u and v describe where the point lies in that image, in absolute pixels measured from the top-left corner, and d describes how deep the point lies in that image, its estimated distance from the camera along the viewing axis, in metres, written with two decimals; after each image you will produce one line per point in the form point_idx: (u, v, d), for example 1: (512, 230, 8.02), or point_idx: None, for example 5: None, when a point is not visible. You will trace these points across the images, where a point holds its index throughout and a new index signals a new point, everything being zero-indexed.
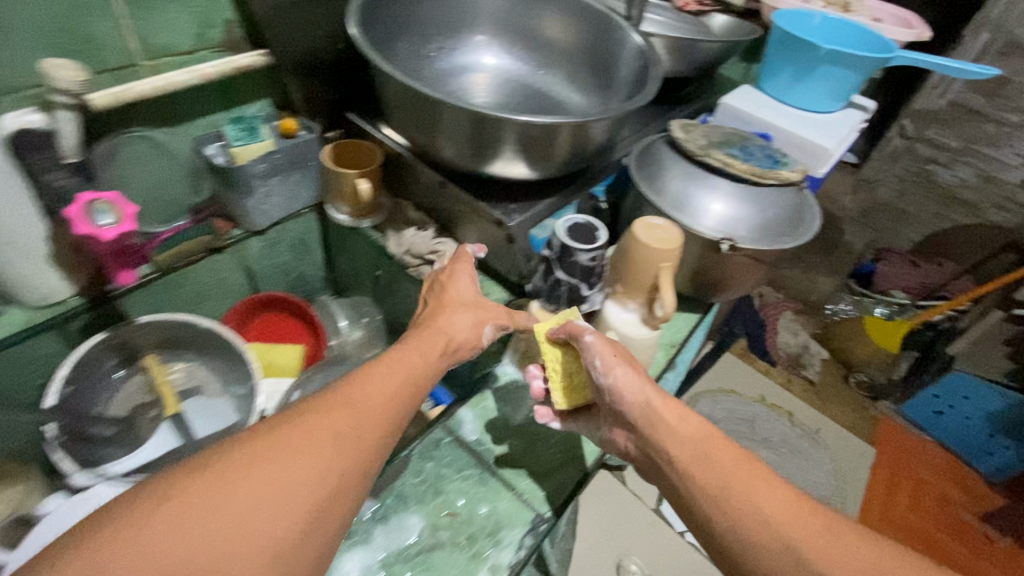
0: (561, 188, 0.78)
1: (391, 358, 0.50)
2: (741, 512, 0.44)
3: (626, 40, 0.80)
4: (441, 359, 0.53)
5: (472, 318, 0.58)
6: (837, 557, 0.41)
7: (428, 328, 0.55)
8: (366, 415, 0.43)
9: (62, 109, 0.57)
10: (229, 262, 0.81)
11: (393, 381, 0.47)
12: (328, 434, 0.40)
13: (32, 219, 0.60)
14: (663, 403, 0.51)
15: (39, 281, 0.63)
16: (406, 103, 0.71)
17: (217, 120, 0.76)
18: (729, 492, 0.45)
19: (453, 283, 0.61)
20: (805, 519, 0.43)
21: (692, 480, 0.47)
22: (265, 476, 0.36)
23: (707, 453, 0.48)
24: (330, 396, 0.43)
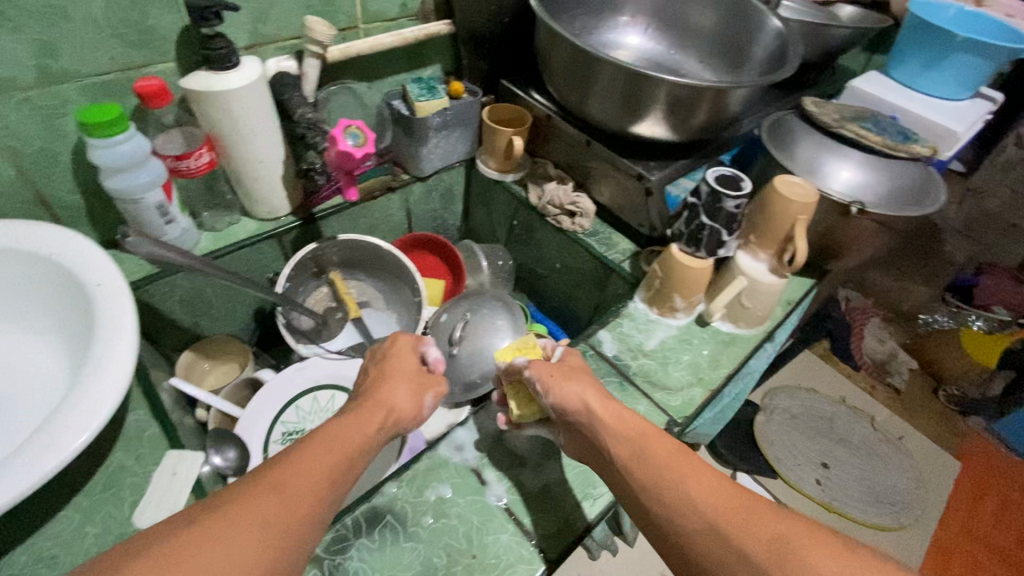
0: (694, 154, 0.87)
1: (326, 433, 0.48)
2: (668, 496, 0.48)
3: (765, 22, 0.86)
4: (380, 433, 0.52)
5: (412, 383, 0.59)
6: (745, 527, 0.44)
7: (369, 402, 0.55)
8: (299, 499, 0.40)
9: (311, 57, 0.73)
10: (396, 202, 0.96)
11: (330, 461, 0.44)
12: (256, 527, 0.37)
13: (278, 145, 0.74)
14: (607, 405, 0.57)
15: (271, 197, 0.78)
16: (571, 68, 0.82)
17: (401, 79, 0.90)
18: (661, 481, 0.49)
19: (396, 359, 0.62)
20: (725, 498, 0.47)
21: (628, 473, 0.52)
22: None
23: (642, 449, 0.52)
24: (259, 481, 0.40)
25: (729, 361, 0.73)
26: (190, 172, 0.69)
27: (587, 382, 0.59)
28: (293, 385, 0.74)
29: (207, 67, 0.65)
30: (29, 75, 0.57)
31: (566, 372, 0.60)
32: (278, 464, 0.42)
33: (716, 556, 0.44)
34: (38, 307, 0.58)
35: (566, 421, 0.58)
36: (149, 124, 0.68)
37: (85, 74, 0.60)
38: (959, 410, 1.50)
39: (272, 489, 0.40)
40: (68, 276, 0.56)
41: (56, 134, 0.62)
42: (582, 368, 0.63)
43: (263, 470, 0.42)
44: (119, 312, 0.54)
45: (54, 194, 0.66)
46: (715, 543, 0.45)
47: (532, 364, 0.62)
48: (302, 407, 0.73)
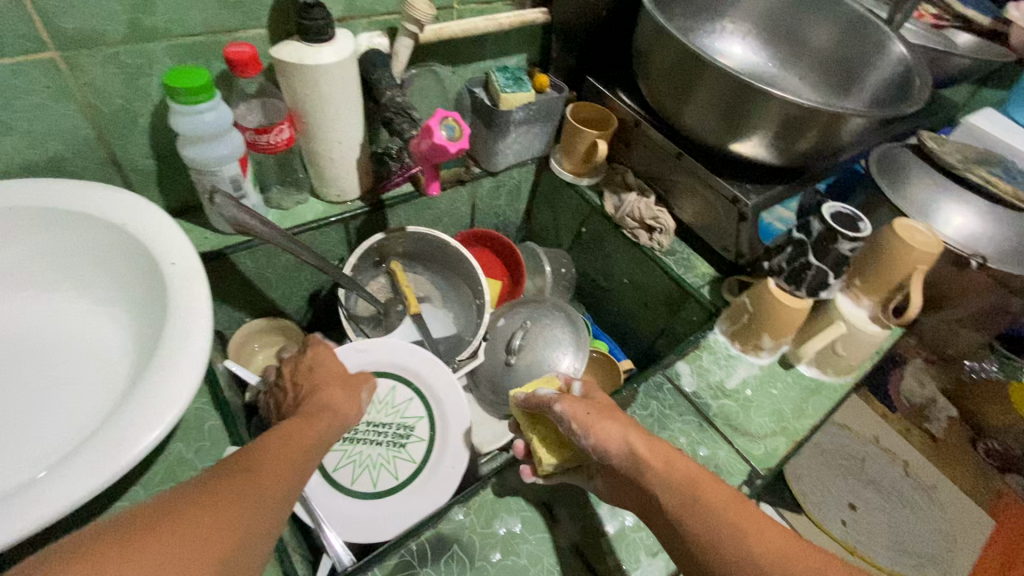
0: (797, 179, 0.81)
1: (279, 432, 0.44)
2: (728, 556, 0.41)
3: (887, 46, 0.78)
4: (331, 431, 0.48)
5: (343, 383, 0.54)
6: None
7: (312, 405, 0.50)
8: (252, 510, 0.36)
9: (405, 36, 0.67)
10: (464, 195, 0.91)
11: (281, 470, 0.40)
12: (208, 543, 0.32)
13: (359, 126, 0.70)
14: (656, 441, 0.48)
15: (344, 180, 0.74)
16: (673, 71, 0.76)
17: (486, 66, 0.84)
18: (720, 539, 0.41)
19: (323, 357, 0.57)
20: (795, 560, 0.40)
21: (679, 524, 0.43)
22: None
23: (696, 499, 0.43)
24: (214, 493, 0.35)
25: (815, 412, 0.68)
26: (269, 147, 0.65)
27: (630, 420, 0.50)
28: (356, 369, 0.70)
29: (300, 37, 0.60)
30: (120, 30, 0.53)
31: (607, 410, 0.51)
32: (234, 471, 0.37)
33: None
34: (114, 281, 0.56)
35: (611, 467, 0.48)
36: (232, 92, 0.64)
37: (176, 35, 0.56)
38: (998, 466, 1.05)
39: (230, 498, 0.35)
40: (143, 252, 0.53)
41: (138, 95, 0.58)
42: (610, 403, 0.53)
43: (208, 476, 0.37)
44: (193, 296, 0.51)
45: (128, 157, 0.62)
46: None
47: (562, 400, 0.51)
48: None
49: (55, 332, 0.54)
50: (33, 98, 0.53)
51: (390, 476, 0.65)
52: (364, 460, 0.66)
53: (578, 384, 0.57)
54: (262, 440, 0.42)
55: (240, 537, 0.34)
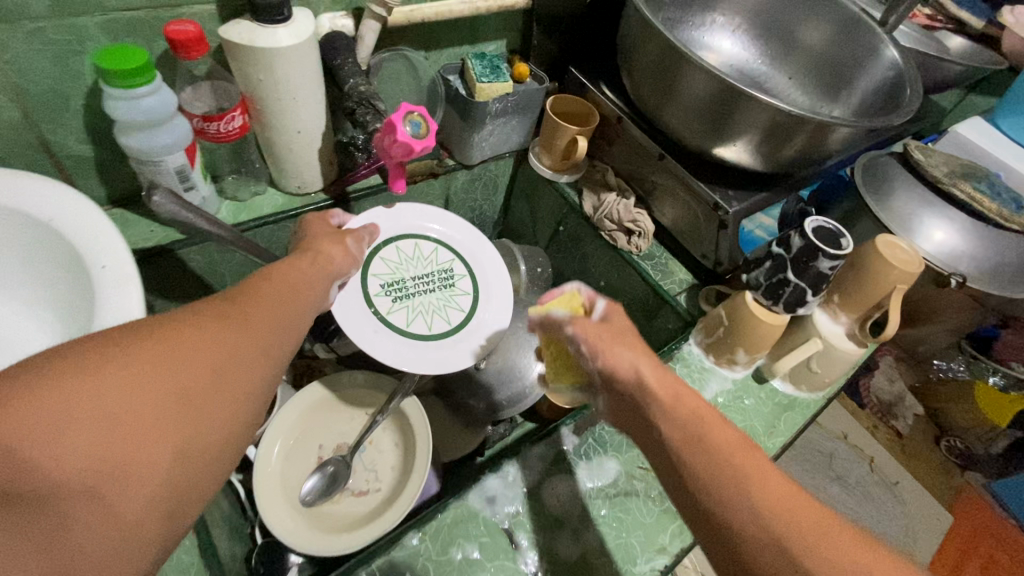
0: (780, 185, 0.78)
1: (273, 273, 0.47)
2: (731, 494, 0.38)
3: (878, 50, 0.76)
4: (323, 280, 0.51)
5: (335, 237, 0.57)
6: (832, 560, 0.35)
7: (305, 252, 0.53)
8: (266, 322, 0.42)
9: (371, 19, 0.62)
10: (437, 188, 0.86)
11: (272, 309, 0.43)
12: (193, 357, 0.36)
13: (320, 114, 0.65)
14: (666, 382, 0.46)
15: (306, 171, 0.69)
16: (657, 66, 0.72)
17: (462, 51, 0.79)
18: (720, 480, 0.39)
19: (314, 224, 0.59)
20: (801, 510, 0.37)
21: (679, 455, 0.41)
22: (115, 402, 0.32)
23: (702, 437, 0.41)
24: (236, 303, 0.42)
25: (786, 429, 0.67)
26: (220, 136, 0.60)
27: (642, 346, 0.49)
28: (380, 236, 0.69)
29: (252, 17, 0.55)
30: (43, 2, 0.47)
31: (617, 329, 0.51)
32: (219, 301, 0.41)
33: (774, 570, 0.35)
34: (43, 282, 0.52)
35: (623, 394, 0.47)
36: (177, 73, 0.58)
37: (110, 8, 0.50)
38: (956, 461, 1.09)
39: (213, 318, 0.39)
40: (70, 252, 0.49)
41: (68, 75, 0.53)
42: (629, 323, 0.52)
43: (197, 304, 0.40)
44: (124, 304, 0.46)
45: (61, 142, 0.57)
46: (774, 559, 0.35)
47: (574, 322, 0.51)
48: (406, 251, 0.71)
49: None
50: None
51: (443, 321, 0.69)
52: (415, 306, 0.68)
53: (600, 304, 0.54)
54: (249, 280, 0.45)
55: (230, 354, 0.38)
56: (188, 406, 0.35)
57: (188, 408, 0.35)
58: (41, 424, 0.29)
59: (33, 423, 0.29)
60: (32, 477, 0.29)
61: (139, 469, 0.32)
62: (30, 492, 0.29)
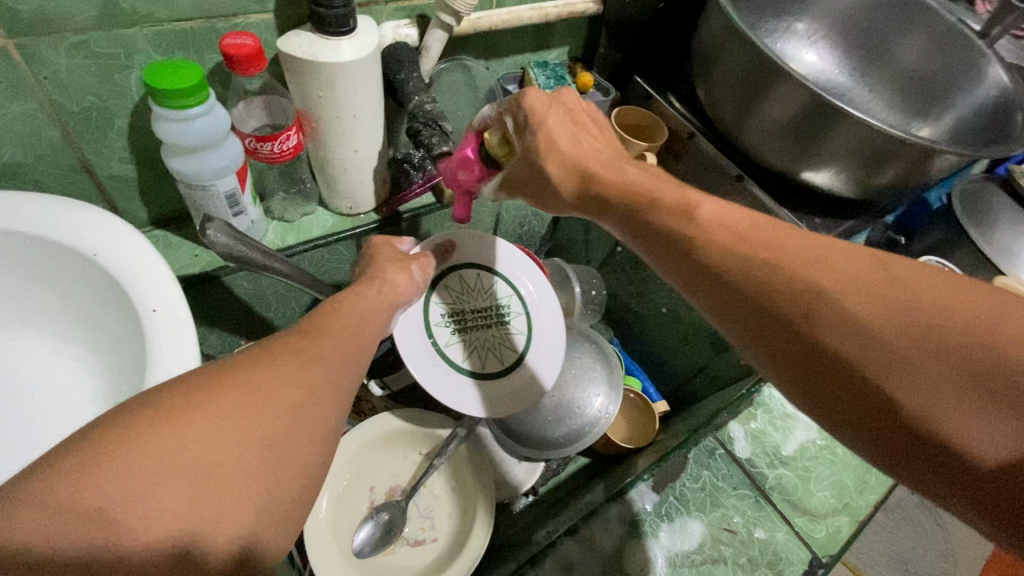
0: (864, 213, 0.72)
1: (334, 306, 0.42)
2: (836, 327, 0.32)
3: (982, 67, 0.69)
4: (387, 310, 0.47)
5: (400, 263, 0.52)
6: (914, 318, 0.31)
7: (365, 278, 0.49)
8: (340, 358, 0.37)
9: (439, 29, 0.57)
10: (490, 205, 0.81)
11: (347, 341, 0.39)
12: (273, 400, 0.32)
13: (377, 132, 0.59)
14: (700, 205, 0.37)
15: (359, 192, 0.64)
16: (743, 79, 0.65)
17: (523, 60, 0.73)
18: (793, 284, 0.33)
19: (383, 246, 0.55)
20: (877, 282, 0.32)
21: (804, 314, 0.33)
22: (201, 449, 0.28)
23: (758, 253, 0.35)
24: (303, 338, 0.37)
25: (879, 485, 0.60)
26: (273, 157, 0.55)
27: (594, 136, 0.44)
28: (441, 264, 0.61)
29: (315, 28, 0.49)
30: (90, 13, 0.42)
31: (573, 113, 0.44)
32: (297, 335, 0.37)
33: (927, 403, 0.30)
34: (85, 320, 0.47)
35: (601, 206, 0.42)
36: (228, 88, 0.53)
37: (161, 19, 0.45)
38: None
39: (288, 354, 0.35)
40: (116, 292, 0.44)
41: (114, 90, 0.48)
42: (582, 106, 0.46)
43: (272, 337, 0.36)
44: (178, 357, 0.41)
45: (102, 162, 0.52)
46: (917, 388, 0.30)
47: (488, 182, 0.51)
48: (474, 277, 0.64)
49: (27, 383, 0.47)
50: None
51: (497, 360, 0.63)
52: (472, 341, 0.63)
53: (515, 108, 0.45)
54: (321, 311, 0.41)
55: (310, 391, 0.34)
56: (275, 450, 0.31)
57: (274, 455, 0.31)
58: (124, 486, 0.26)
59: (112, 482, 0.26)
60: (116, 545, 0.25)
61: (227, 522, 0.28)
62: (117, 560, 0.25)
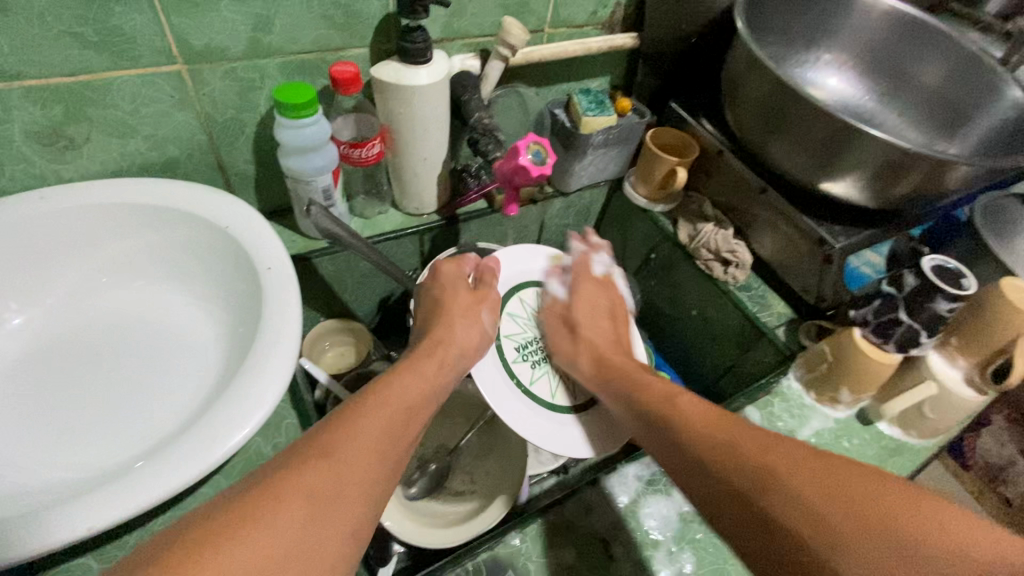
0: (890, 224, 0.76)
1: (384, 387, 0.46)
2: (718, 455, 0.44)
3: (1001, 89, 0.74)
4: (436, 382, 0.51)
5: (471, 312, 0.59)
6: (767, 455, 0.42)
7: (425, 347, 0.53)
8: (387, 443, 0.41)
9: (497, 59, 0.69)
10: (535, 214, 0.91)
11: (393, 423, 0.43)
12: (330, 493, 0.36)
13: (443, 143, 0.71)
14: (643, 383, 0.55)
15: (425, 196, 0.76)
16: (768, 103, 0.73)
17: (569, 87, 0.85)
18: (681, 418, 0.48)
19: (451, 279, 0.61)
20: (749, 434, 0.44)
21: (689, 449, 0.46)
22: (273, 547, 0.32)
23: (670, 397, 0.51)
24: (353, 423, 0.41)
25: (893, 475, 0.64)
26: (361, 161, 0.68)
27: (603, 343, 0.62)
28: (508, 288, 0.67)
29: (400, 58, 0.62)
30: (240, 46, 0.57)
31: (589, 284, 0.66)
32: (354, 415, 0.42)
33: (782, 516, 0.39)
34: (212, 279, 0.60)
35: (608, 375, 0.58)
36: (331, 105, 0.67)
37: (289, 52, 0.60)
38: (986, 482, 1.35)
39: (338, 444, 0.39)
40: (243, 256, 0.57)
41: (248, 105, 0.62)
42: (616, 300, 0.67)
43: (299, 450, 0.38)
44: (282, 304, 0.53)
45: (232, 161, 0.67)
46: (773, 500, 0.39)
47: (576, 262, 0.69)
48: (525, 302, 0.67)
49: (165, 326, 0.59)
50: (157, 105, 0.58)
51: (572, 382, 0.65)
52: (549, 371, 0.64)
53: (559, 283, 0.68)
54: (368, 393, 0.45)
55: (359, 480, 0.38)
56: (331, 538, 0.35)
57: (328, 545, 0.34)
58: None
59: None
60: None
61: None
62: None
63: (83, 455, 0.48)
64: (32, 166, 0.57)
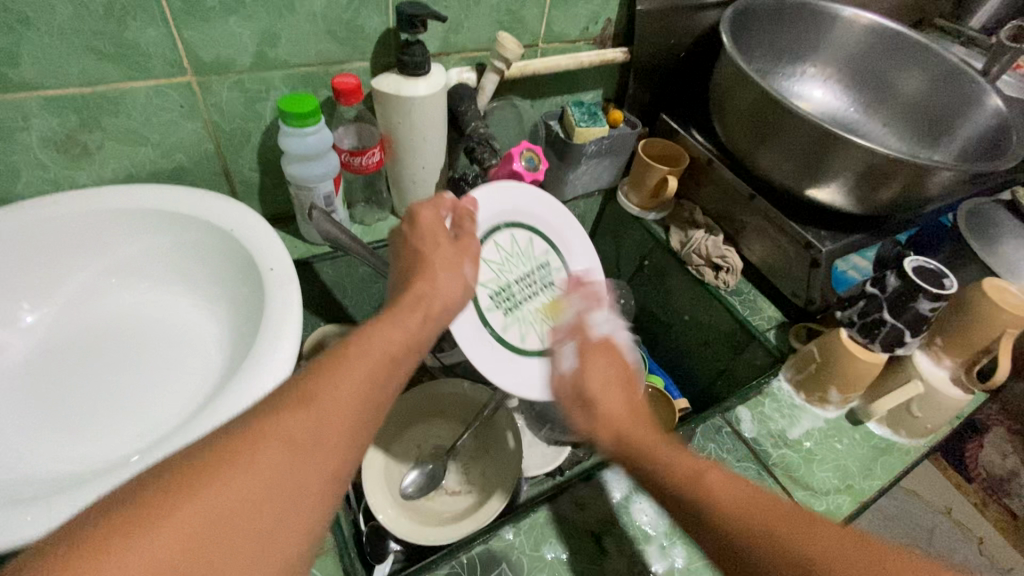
0: (876, 229, 0.78)
1: (356, 345, 0.43)
2: (749, 535, 0.40)
3: (982, 99, 0.76)
4: (416, 338, 0.48)
5: (454, 265, 0.53)
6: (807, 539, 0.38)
7: (407, 298, 0.49)
8: (350, 408, 0.39)
9: (492, 72, 0.72)
10: None
11: (363, 385, 0.41)
12: (277, 466, 0.34)
13: (441, 152, 0.74)
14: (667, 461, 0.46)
15: (424, 203, 0.79)
16: (755, 113, 0.75)
17: (563, 100, 0.88)
18: (710, 495, 0.42)
19: (430, 230, 0.54)
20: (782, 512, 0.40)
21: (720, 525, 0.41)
22: (206, 520, 0.30)
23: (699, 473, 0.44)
24: (311, 386, 0.38)
25: (884, 473, 0.65)
26: (362, 168, 0.71)
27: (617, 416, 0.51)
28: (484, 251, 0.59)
29: (399, 70, 0.65)
30: (247, 59, 0.60)
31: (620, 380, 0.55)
32: (313, 378, 0.39)
33: None
34: (216, 281, 0.62)
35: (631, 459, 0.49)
36: (333, 115, 0.70)
37: (293, 65, 0.63)
38: (988, 493, 1.33)
39: (296, 409, 0.36)
40: (247, 258, 0.59)
41: (253, 115, 0.65)
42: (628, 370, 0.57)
43: (266, 407, 0.36)
44: (283, 303, 0.55)
45: (238, 169, 0.69)
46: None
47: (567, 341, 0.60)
48: (517, 240, 0.62)
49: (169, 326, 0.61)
50: (168, 115, 0.60)
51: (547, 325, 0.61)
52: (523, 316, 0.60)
53: (570, 348, 0.59)
54: (333, 351, 0.42)
55: (312, 446, 0.36)
56: (275, 508, 0.33)
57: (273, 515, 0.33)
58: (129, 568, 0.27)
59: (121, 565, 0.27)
60: None
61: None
62: None
63: (87, 448, 0.49)
64: (47, 172, 0.59)
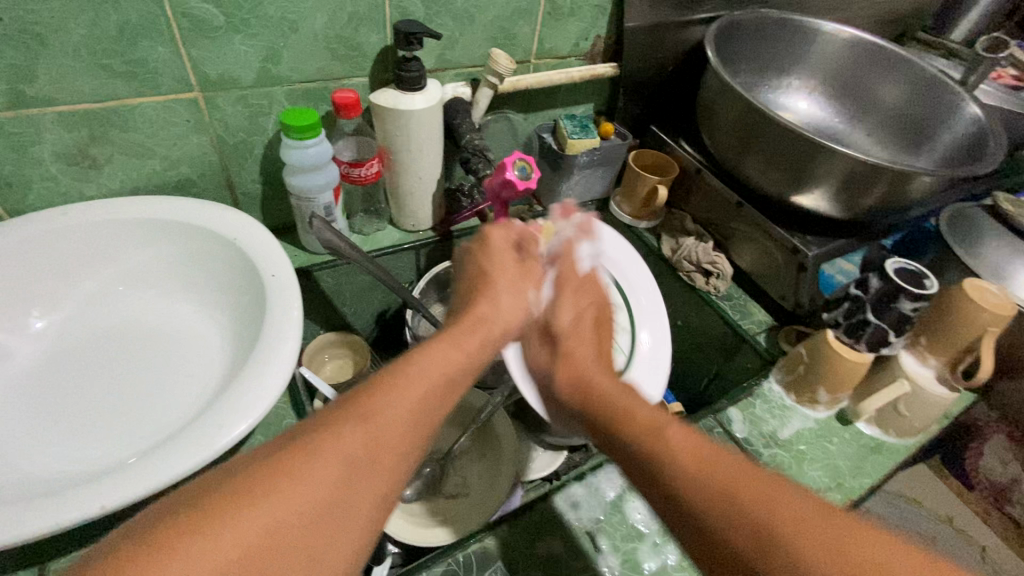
0: (861, 234, 0.81)
1: (417, 359, 0.44)
2: (692, 489, 0.39)
3: (960, 107, 0.79)
4: (477, 357, 0.49)
5: (516, 292, 0.57)
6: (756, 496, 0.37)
7: (466, 319, 0.52)
8: (414, 422, 0.39)
9: (486, 86, 0.75)
10: None
11: (429, 401, 0.41)
12: (341, 472, 0.34)
13: (437, 163, 0.77)
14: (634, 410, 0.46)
15: (421, 213, 0.81)
16: (741, 123, 0.78)
17: (556, 113, 0.91)
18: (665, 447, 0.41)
19: (496, 253, 0.60)
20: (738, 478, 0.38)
21: (662, 477, 0.40)
22: (273, 522, 0.30)
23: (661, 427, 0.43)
24: (380, 395, 0.39)
25: (873, 471, 0.66)
26: (361, 179, 0.73)
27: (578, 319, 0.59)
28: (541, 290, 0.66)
29: (396, 85, 0.68)
30: (251, 75, 0.63)
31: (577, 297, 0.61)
32: (383, 387, 0.40)
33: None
34: (219, 288, 0.64)
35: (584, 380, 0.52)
36: (333, 129, 0.73)
37: (296, 81, 0.66)
38: None
39: (363, 419, 0.37)
40: (249, 264, 0.61)
41: (256, 129, 0.68)
42: (604, 303, 0.63)
43: (334, 414, 0.37)
44: (285, 307, 0.57)
45: (241, 181, 0.72)
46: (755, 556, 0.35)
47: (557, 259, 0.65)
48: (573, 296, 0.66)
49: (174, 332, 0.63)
50: (175, 129, 0.63)
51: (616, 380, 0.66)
52: None
53: (549, 273, 0.63)
54: (398, 365, 0.43)
55: (377, 456, 0.36)
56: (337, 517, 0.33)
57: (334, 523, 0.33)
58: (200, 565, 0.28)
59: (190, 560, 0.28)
60: None
61: None
62: None
63: (95, 448, 0.51)
64: (57, 184, 0.61)
